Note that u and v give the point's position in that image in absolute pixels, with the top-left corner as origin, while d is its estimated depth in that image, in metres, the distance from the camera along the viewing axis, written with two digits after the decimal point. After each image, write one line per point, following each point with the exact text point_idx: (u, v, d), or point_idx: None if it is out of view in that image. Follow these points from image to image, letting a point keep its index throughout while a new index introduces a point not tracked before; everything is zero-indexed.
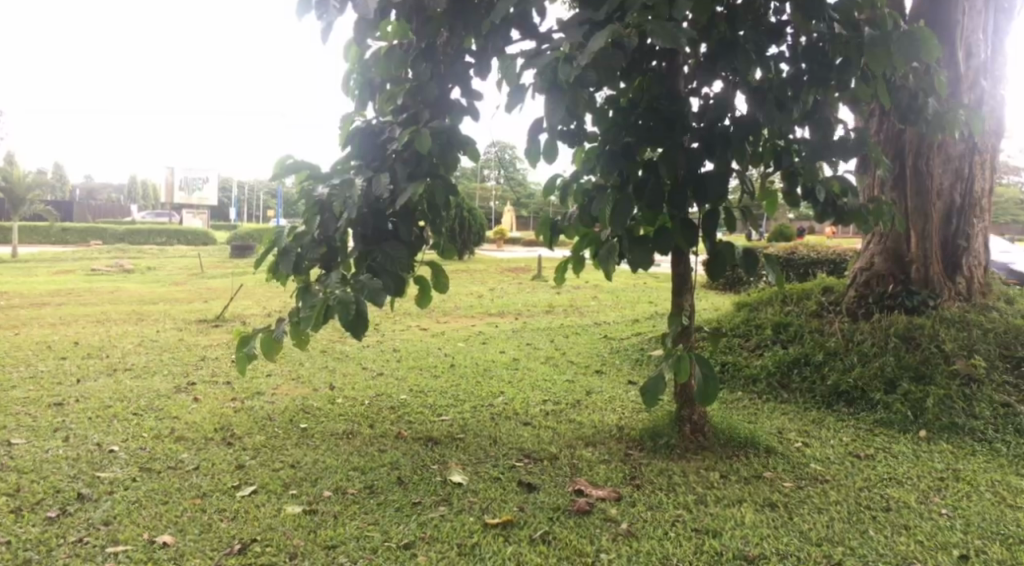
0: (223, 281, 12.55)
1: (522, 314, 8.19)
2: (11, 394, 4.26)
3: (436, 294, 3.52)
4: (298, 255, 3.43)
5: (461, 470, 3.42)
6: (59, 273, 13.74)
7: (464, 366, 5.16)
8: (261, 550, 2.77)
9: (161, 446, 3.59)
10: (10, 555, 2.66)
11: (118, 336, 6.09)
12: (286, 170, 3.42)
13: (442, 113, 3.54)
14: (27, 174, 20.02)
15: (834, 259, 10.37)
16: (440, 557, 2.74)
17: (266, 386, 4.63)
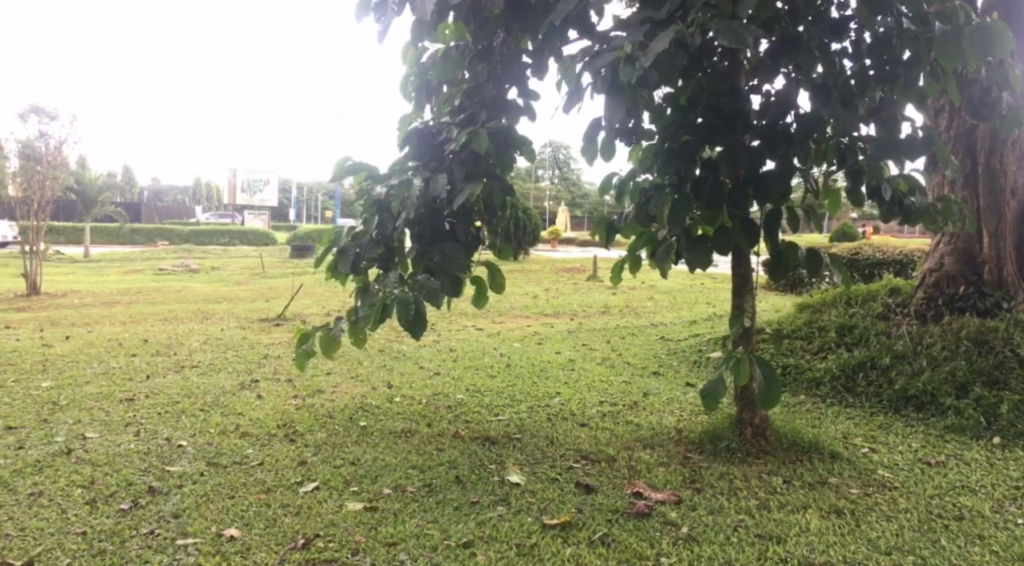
0: (282, 280, 12.84)
1: (578, 315, 8.15)
2: (85, 389, 4.42)
3: (491, 294, 3.54)
4: (356, 254, 3.52)
5: (518, 470, 3.43)
6: (127, 272, 14.18)
7: (519, 367, 5.17)
8: (324, 545, 2.81)
9: (227, 442, 3.68)
10: (86, 545, 2.76)
11: (184, 334, 6.26)
12: (345, 171, 3.48)
13: (498, 113, 3.52)
14: (98, 176, 20.71)
15: (903, 258, 10.10)
16: (499, 557, 2.75)
17: (326, 384, 4.70)
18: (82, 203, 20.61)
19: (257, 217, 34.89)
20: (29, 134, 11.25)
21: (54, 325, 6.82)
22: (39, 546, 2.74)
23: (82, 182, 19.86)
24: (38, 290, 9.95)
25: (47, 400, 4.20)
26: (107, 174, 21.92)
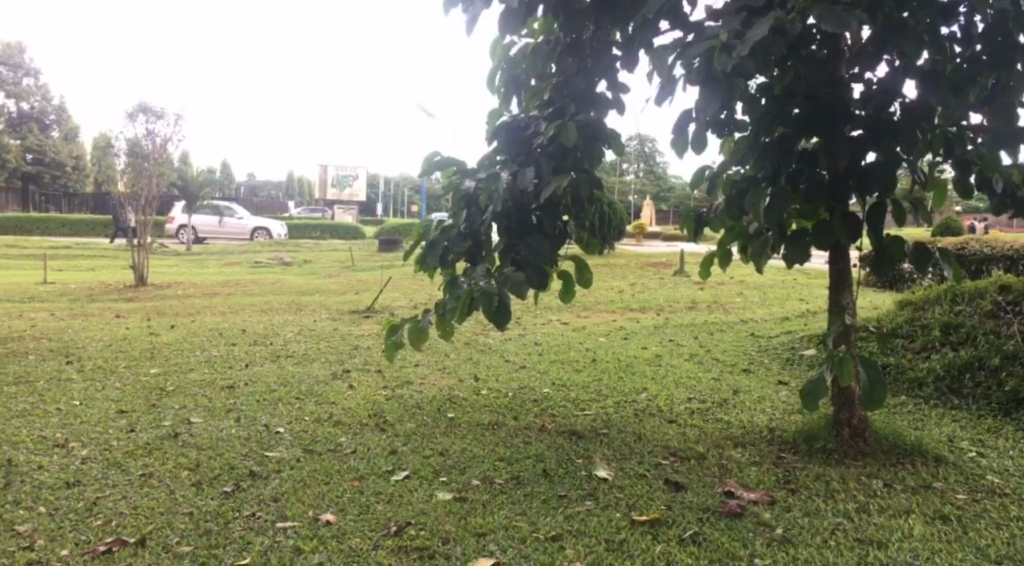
0: (370, 273, 13.17)
1: (664, 310, 8.05)
2: (189, 376, 4.64)
3: (578, 289, 3.52)
4: (445, 247, 3.51)
5: (605, 465, 3.42)
6: (226, 265, 14.81)
7: (605, 361, 5.15)
8: (415, 533, 2.86)
9: (322, 430, 3.79)
10: (194, 525, 2.89)
11: (279, 325, 6.49)
12: (434, 167, 3.52)
13: (587, 106, 3.51)
14: (196, 173, 21.72)
15: (1013, 254, 9.55)
16: (588, 552, 2.73)
17: (414, 375, 4.80)
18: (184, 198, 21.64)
19: (345, 212, 35.81)
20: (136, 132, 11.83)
21: (160, 314, 7.19)
22: (150, 524, 2.88)
23: (184, 178, 20.84)
24: (145, 282, 10.40)
25: (156, 385, 4.42)
26: (203, 170, 22.92)
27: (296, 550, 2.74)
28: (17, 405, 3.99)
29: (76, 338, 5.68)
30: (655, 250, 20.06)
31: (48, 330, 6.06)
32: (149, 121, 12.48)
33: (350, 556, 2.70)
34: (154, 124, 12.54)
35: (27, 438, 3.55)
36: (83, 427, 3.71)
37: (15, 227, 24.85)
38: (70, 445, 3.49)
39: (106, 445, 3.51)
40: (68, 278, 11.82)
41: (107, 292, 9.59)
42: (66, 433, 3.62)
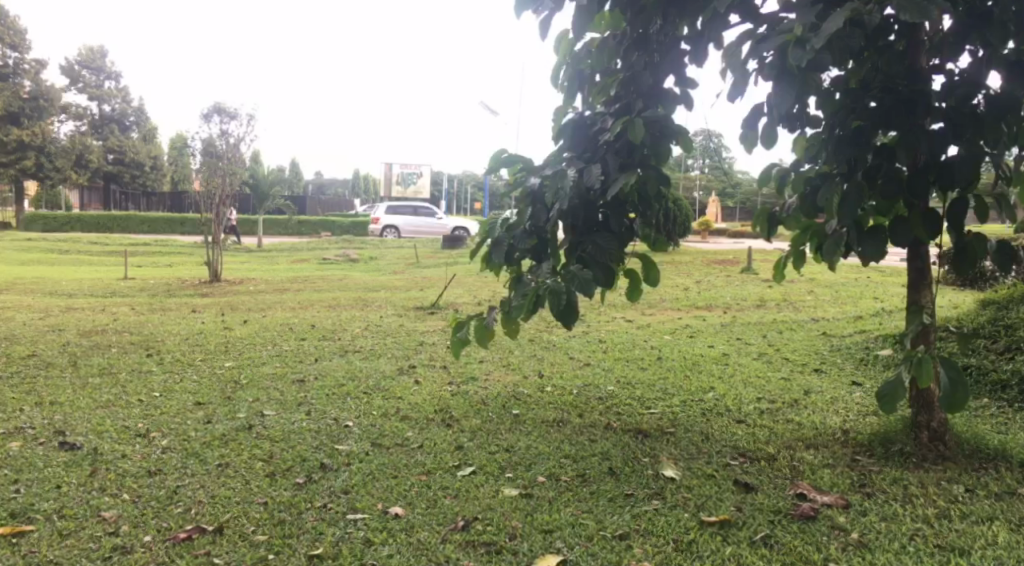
0: (435, 270, 13.32)
1: (732, 308, 7.92)
2: (262, 369, 4.76)
3: (645, 287, 3.49)
4: (509, 245, 3.51)
5: (673, 464, 3.38)
6: (297, 261, 15.20)
7: (671, 360, 5.10)
8: (482, 528, 2.88)
9: (389, 424, 3.84)
10: (268, 514, 2.96)
11: (347, 320, 6.63)
12: (502, 163, 3.54)
13: (654, 102, 3.48)
14: (266, 171, 22.32)
15: None
16: (657, 552, 2.71)
17: (479, 371, 4.83)
18: (255, 196, 22.29)
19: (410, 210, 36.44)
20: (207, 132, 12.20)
21: (234, 309, 7.41)
22: (227, 513, 2.97)
23: (256, 176, 21.50)
24: (219, 277, 10.75)
25: (230, 378, 4.56)
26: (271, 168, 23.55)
27: (366, 541, 2.79)
28: (102, 396, 4.16)
29: (156, 332, 5.89)
30: (719, 247, 19.74)
31: (130, 324, 6.31)
32: (224, 121, 12.89)
33: (419, 549, 2.73)
34: (227, 123, 12.94)
35: (112, 428, 3.70)
36: (163, 417, 3.85)
37: (95, 225, 26.01)
38: (151, 435, 3.62)
39: (184, 436, 3.63)
40: (146, 273, 12.31)
41: (183, 287, 9.95)
42: (148, 423, 3.76)
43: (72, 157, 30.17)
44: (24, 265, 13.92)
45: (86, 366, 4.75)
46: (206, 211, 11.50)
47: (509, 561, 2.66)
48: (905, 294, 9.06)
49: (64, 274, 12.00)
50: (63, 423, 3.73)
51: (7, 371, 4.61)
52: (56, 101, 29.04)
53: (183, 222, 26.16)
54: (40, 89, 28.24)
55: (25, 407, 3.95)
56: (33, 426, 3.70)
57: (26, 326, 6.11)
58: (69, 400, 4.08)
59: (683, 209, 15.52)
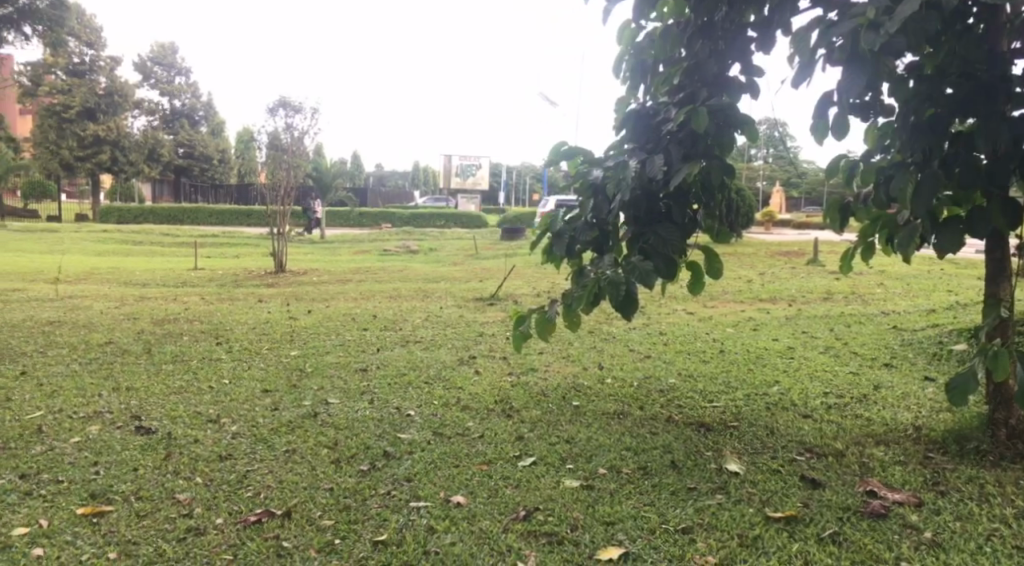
0: (495, 261, 13.38)
1: (796, 301, 7.75)
2: (326, 358, 4.86)
3: (708, 280, 3.44)
4: (571, 237, 3.52)
5: (737, 459, 3.33)
6: (358, 253, 15.45)
7: (734, 353, 5.02)
8: (544, 518, 2.89)
9: (451, 414, 3.88)
10: (334, 500, 3.02)
11: (408, 311, 6.71)
12: (562, 156, 3.53)
13: (719, 91, 3.42)
14: (329, 164, 22.71)
15: None
16: (721, 546, 2.67)
17: (539, 363, 4.84)
18: (318, 188, 22.73)
19: (467, 201, 36.71)
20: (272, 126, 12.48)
21: (299, 299, 7.58)
22: (295, 498, 3.03)
23: (318, 169, 21.91)
24: (283, 268, 11.01)
25: (296, 366, 4.66)
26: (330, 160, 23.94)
27: (429, 529, 2.82)
28: (175, 382, 4.31)
29: (225, 321, 6.06)
30: (782, 239, 19.28)
31: (201, 313, 6.51)
32: (288, 116, 13.16)
33: (481, 538, 2.75)
34: (293, 116, 13.18)
35: (185, 413, 3.82)
36: (232, 404, 3.96)
37: (164, 217, 26.94)
38: (221, 421, 3.73)
39: (253, 422, 3.72)
40: (212, 264, 12.70)
41: (250, 277, 10.23)
42: (218, 410, 3.87)
43: (145, 151, 31.14)
44: (101, 255, 14.52)
45: (160, 353, 4.92)
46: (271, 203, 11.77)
47: (570, 552, 2.65)
48: (982, 286, 8.71)
49: (137, 264, 12.47)
50: (138, 408, 3.87)
51: (86, 357, 4.81)
52: (129, 97, 30.06)
53: (247, 214, 26.87)
54: (114, 85, 29.26)
55: (103, 392, 4.11)
56: (111, 410, 3.84)
57: (104, 314, 6.35)
58: (144, 385, 4.24)
59: (745, 200, 15.19)
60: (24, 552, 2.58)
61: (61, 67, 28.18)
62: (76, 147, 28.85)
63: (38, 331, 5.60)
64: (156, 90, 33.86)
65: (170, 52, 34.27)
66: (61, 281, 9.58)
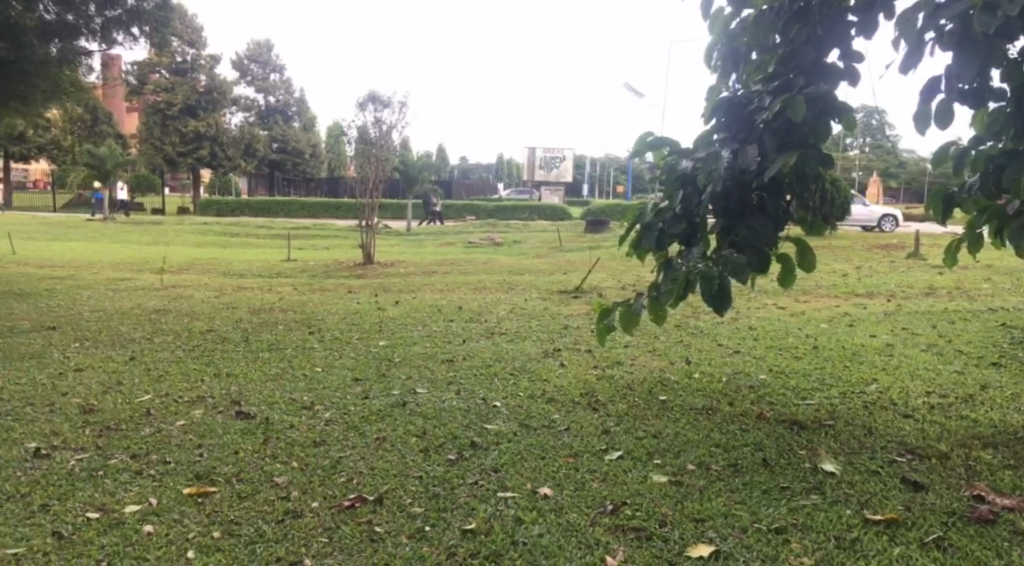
0: (580, 254, 13.34)
1: (895, 296, 7.45)
2: (415, 348, 4.96)
3: (800, 273, 3.32)
4: (661, 230, 3.45)
5: (832, 458, 3.24)
6: (442, 244, 15.67)
7: (828, 349, 4.87)
8: (632, 513, 2.87)
9: (536, 405, 3.90)
10: (424, 488, 3.08)
11: (492, 303, 6.77)
12: (649, 148, 3.42)
13: (817, 79, 3.31)
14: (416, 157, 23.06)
15: None
16: (817, 548, 2.59)
17: (625, 356, 4.81)
18: (404, 180, 23.09)
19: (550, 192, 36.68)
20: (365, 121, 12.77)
21: (387, 291, 7.74)
22: (386, 484, 3.10)
23: (406, 163, 22.23)
24: (371, 260, 11.27)
25: (385, 356, 4.78)
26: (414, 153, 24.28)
27: (517, 519, 2.84)
28: (272, 369, 4.47)
29: (318, 311, 6.25)
30: (874, 231, 18.53)
31: (295, 303, 6.72)
32: (378, 110, 13.44)
33: (568, 530, 2.75)
34: (381, 111, 13.37)
35: (281, 400, 3.95)
36: (325, 391, 4.09)
37: (257, 209, 27.95)
38: (314, 407, 3.85)
39: (345, 410, 3.82)
40: (302, 255, 13.14)
41: (339, 268, 10.51)
42: (312, 397, 4.00)
43: (243, 144, 31.82)
44: (199, 246, 15.19)
45: (257, 342, 5.11)
46: (359, 195, 12.03)
47: (660, 548, 2.62)
48: None
49: (232, 255, 13.00)
50: (238, 394, 4.03)
51: (190, 344, 5.04)
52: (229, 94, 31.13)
53: (337, 207, 27.64)
54: (213, 82, 30.38)
55: (205, 377, 4.30)
56: (213, 395, 4.02)
57: (206, 303, 6.64)
58: (244, 372, 4.41)
59: (839, 190, 14.61)
60: (136, 528, 2.72)
61: (164, 66, 29.55)
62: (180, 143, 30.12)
63: (146, 318, 5.90)
64: (253, 87, 34.99)
65: (265, 49, 35.24)
66: (165, 270, 10.09)
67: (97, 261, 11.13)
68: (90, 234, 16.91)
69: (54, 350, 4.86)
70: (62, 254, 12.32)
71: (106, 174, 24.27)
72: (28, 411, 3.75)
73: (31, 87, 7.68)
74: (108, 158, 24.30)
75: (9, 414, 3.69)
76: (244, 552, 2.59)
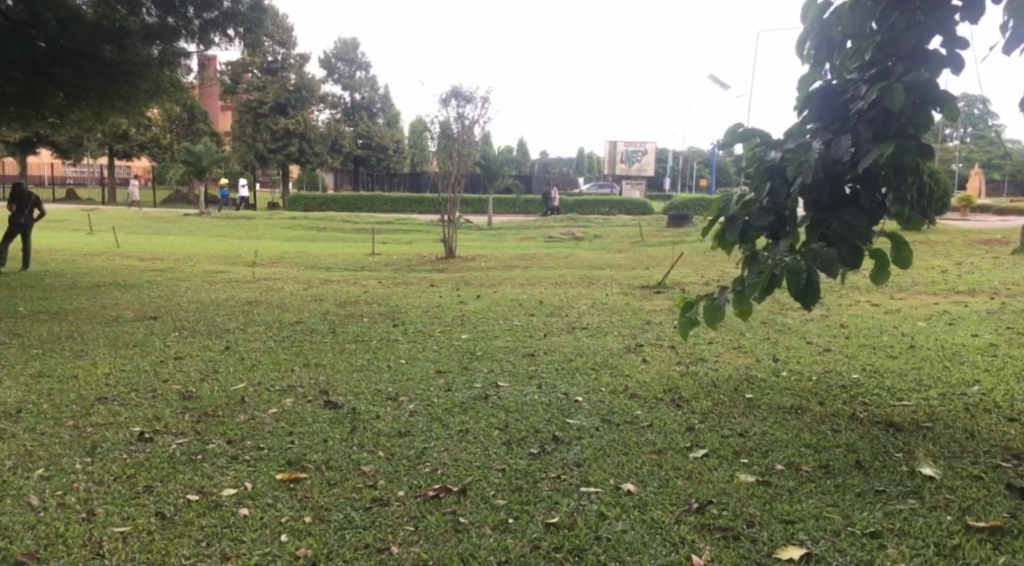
0: (662, 248, 13.18)
1: (999, 294, 7.08)
2: (496, 342, 5.00)
3: (895, 269, 3.17)
4: (745, 223, 3.36)
5: (931, 462, 3.10)
6: (523, 240, 15.69)
7: (927, 349, 4.67)
8: (717, 512, 2.81)
9: (619, 401, 3.87)
10: (506, 480, 3.10)
11: (572, 297, 6.75)
12: (736, 139, 3.34)
13: (917, 67, 3.19)
14: (498, 152, 23.16)
15: None
16: (915, 554, 2.49)
17: (709, 353, 4.73)
18: (485, 174, 23.23)
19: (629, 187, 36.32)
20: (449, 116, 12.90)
21: (467, 285, 7.82)
22: (470, 476, 3.14)
23: (487, 158, 22.32)
24: (453, 255, 11.44)
25: (467, 349, 4.83)
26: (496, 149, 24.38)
27: (600, 515, 2.82)
28: (357, 360, 4.58)
29: (401, 304, 6.36)
30: (973, 225, 17.68)
31: (380, 295, 6.87)
32: (461, 105, 13.55)
33: (653, 527, 2.72)
34: (464, 106, 13.44)
35: (367, 390, 4.05)
36: (409, 383, 4.16)
37: (342, 205, 28.60)
38: (400, 399, 3.92)
39: (428, 402, 3.89)
40: (384, 249, 13.44)
41: (422, 263, 10.67)
42: (397, 388, 4.08)
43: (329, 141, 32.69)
44: (289, 240, 15.72)
45: (344, 333, 5.25)
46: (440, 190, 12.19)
47: (748, 549, 2.56)
48: None
49: (319, 249, 13.42)
50: (326, 384, 4.15)
51: (280, 335, 5.21)
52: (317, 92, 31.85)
53: (419, 202, 28.11)
54: (303, 81, 31.19)
55: (295, 367, 4.45)
56: (302, 385, 4.14)
57: (295, 296, 6.84)
58: (331, 362, 4.54)
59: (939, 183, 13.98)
60: (233, 511, 2.82)
61: (257, 65, 30.59)
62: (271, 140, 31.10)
63: (240, 309, 6.14)
64: (340, 86, 35.77)
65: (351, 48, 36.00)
66: (257, 263, 10.50)
67: (191, 255, 11.66)
68: (183, 229, 17.69)
69: (156, 339, 5.10)
70: (156, 247, 12.93)
71: (202, 171, 25.30)
72: (133, 396, 3.95)
73: (134, 88, 8.07)
74: (205, 156, 25.20)
75: (116, 399, 3.89)
76: (334, 537, 2.65)
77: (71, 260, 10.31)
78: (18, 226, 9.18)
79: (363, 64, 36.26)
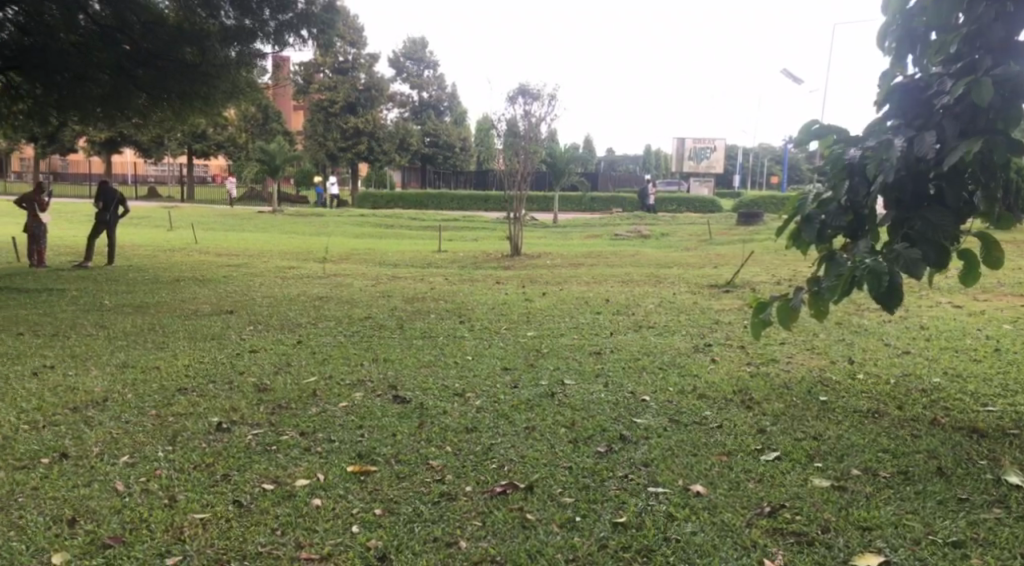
0: (732, 247, 12.95)
1: None
2: (563, 340, 4.99)
3: (984, 269, 3.04)
4: (822, 223, 3.28)
5: (1018, 470, 2.97)
6: (588, 237, 15.64)
7: (1014, 353, 4.48)
8: (791, 516, 2.75)
9: (687, 402, 3.82)
10: (574, 478, 3.09)
11: (639, 296, 6.69)
12: (812, 136, 3.24)
13: (1007, 59, 3.05)
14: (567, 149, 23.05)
15: None
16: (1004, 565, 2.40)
17: (780, 354, 4.63)
18: (550, 172, 23.21)
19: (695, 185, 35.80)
20: (516, 114, 12.92)
21: (533, 282, 7.81)
22: (537, 473, 3.14)
23: (553, 155, 22.30)
24: (518, 252, 11.51)
25: (533, 347, 4.83)
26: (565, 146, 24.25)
27: (669, 516, 2.79)
28: (426, 356, 4.64)
29: (468, 301, 6.40)
30: None
31: (446, 292, 6.94)
32: (529, 102, 13.56)
33: (724, 530, 2.68)
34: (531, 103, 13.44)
35: (435, 386, 4.09)
36: (477, 380, 4.19)
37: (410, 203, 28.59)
38: (466, 395, 3.95)
39: (495, 398, 3.91)
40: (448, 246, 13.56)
41: (486, 260, 10.73)
42: (464, 384, 4.11)
43: (397, 140, 32.60)
44: (358, 237, 15.98)
45: (412, 329, 5.32)
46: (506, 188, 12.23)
47: (823, 555, 2.50)
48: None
49: (385, 246, 13.63)
50: (394, 379, 4.21)
51: (350, 330, 5.30)
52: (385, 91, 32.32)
53: (485, 199, 28.26)
54: (372, 81, 31.66)
55: (366, 362, 4.53)
56: (372, 379, 4.22)
57: (365, 292, 6.96)
58: (400, 358, 4.61)
59: None
60: (306, 501, 2.89)
61: (328, 66, 31.19)
62: (340, 138, 31.71)
63: (311, 305, 6.29)
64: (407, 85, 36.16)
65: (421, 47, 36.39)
66: (326, 259, 10.73)
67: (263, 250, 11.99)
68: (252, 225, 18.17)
69: (232, 333, 5.25)
70: (225, 243, 13.34)
71: (275, 169, 25.92)
72: (211, 388, 4.08)
73: (213, 88, 8.32)
74: (279, 154, 25.75)
75: (195, 390, 4.03)
76: (404, 530, 2.69)
77: (150, 255, 10.72)
78: (104, 223, 9.54)
79: (427, 64, 36.65)
